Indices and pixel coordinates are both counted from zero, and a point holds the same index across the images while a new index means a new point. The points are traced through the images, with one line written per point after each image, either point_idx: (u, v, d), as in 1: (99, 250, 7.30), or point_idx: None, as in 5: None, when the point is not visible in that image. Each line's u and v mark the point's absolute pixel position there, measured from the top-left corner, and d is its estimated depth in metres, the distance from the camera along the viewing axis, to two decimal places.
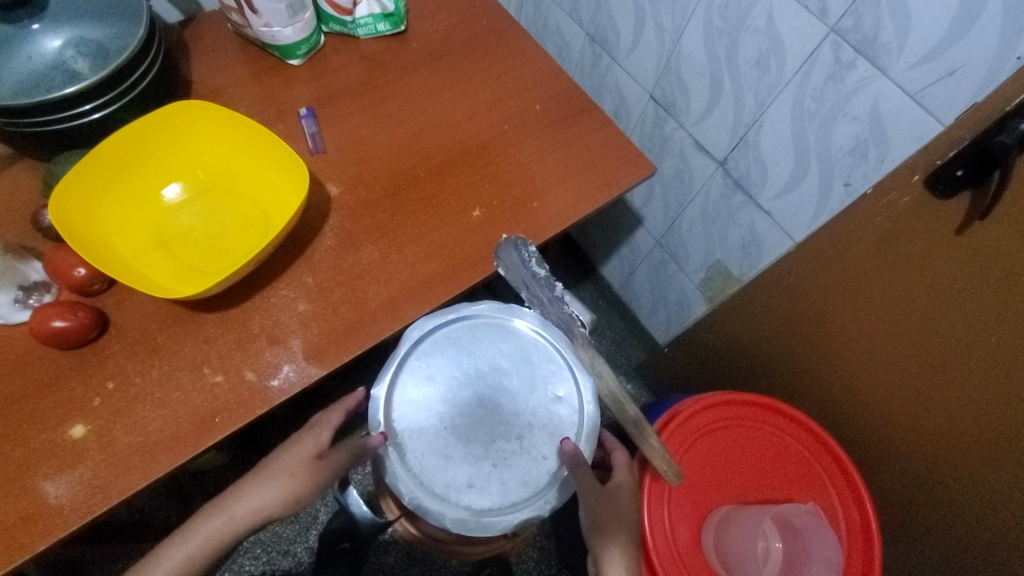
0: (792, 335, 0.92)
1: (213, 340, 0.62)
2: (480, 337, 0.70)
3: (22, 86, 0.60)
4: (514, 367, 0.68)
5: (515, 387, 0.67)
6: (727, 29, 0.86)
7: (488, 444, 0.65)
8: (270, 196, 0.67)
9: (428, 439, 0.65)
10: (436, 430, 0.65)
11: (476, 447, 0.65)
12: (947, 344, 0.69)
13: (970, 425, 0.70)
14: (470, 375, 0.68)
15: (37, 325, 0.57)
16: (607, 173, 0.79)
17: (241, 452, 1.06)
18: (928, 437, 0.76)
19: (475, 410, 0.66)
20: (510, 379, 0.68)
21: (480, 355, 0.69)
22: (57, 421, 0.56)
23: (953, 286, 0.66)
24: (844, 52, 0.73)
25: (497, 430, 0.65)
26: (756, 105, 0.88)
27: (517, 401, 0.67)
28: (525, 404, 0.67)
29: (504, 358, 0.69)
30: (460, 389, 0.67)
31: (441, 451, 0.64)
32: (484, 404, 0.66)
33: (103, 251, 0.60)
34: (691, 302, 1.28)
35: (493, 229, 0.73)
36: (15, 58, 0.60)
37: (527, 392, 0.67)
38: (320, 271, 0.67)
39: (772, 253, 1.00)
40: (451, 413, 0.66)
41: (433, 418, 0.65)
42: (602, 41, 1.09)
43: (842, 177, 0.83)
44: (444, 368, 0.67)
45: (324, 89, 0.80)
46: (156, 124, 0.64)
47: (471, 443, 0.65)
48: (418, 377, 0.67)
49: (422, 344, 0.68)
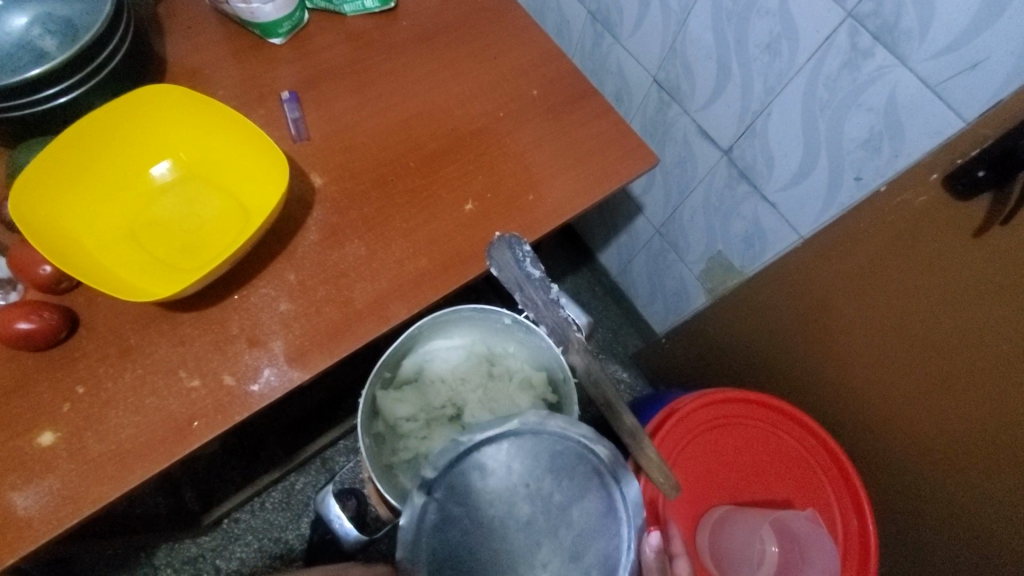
0: (795, 331, 0.89)
1: (190, 341, 0.59)
2: (581, 467, 0.48)
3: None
4: (588, 523, 0.47)
5: (568, 545, 0.46)
6: (737, 10, 0.80)
7: (497, 574, 0.45)
8: (248, 187, 0.63)
9: (454, 523, 0.46)
10: (470, 526, 0.46)
11: (488, 563, 0.46)
12: (960, 351, 0.66)
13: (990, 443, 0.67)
14: (548, 495, 0.47)
15: (1, 327, 0.54)
16: (605, 164, 0.75)
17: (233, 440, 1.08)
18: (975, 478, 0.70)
19: (521, 531, 0.46)
20: (575, 535, 0.47)
21: (568, 485, 0.47)
22: (24, 429, 0.53)
23: (963, 291, 0.63)
24: (862, 38, 0.69)
25: (518, 569, 0.45)
26: (765, 92, 0.84)
27: (560, 562, 0.46)
28: (565, 573, 0.46)
29: (589, 507, 0.47)
30: (527, 502, 0.46)
31: (450, 545, 0.46)
32: (533, 534, 0.46)
33: (69, 248, 0.57)
34: (690, 293, 1.25)
35: (485, 224, 0.69)
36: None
37: (575, 564, 0.46)
38: (302, 268, 0.64)
39: (776, 246, 0.97)
40: (497, 520, 0.46)
41: (480, 510, 0.46)
42: (605, 20, 1.04)
43: (852, 171, 0.79)
44: (534, 468, 0.47)
45: (308, 71, 0.75)
46: (126, 110, 0.60)
47: (484, 558, 0.46)
48: (502, 456, 0.47)
49: (528, 440, 0.48)
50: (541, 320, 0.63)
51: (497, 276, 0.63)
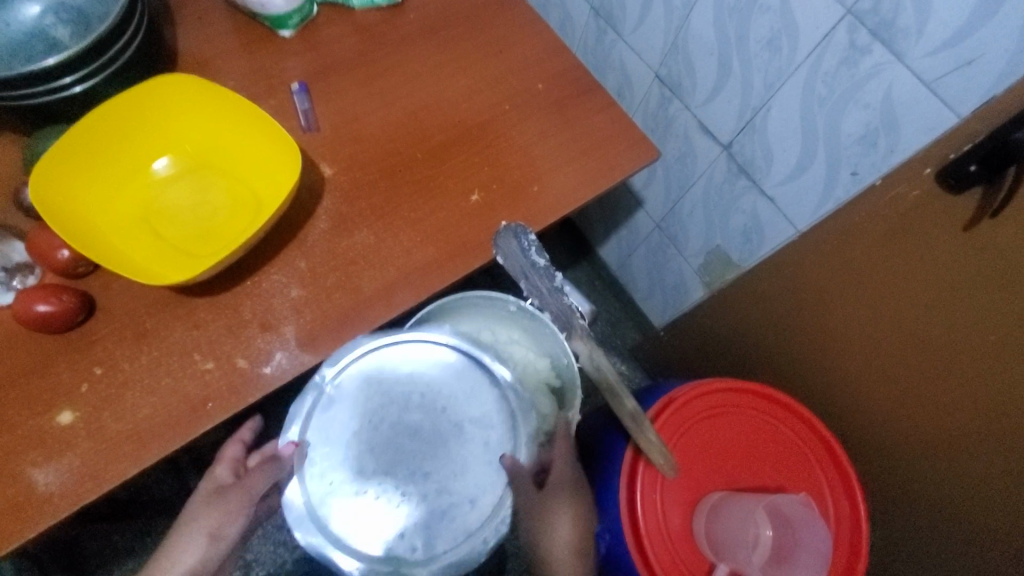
0: (790, 322, 0.91)
1: (204, 325, 0.60)
2: (475, 389, 0.59)
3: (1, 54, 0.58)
4: (471, 435, 0.57)
5: (453, 454, 0.56)
6: (738, 7, 0.82)
7: (388, 466, 0.55)
8: (261, 176, 0.65)
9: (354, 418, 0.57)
10: (365, 423, 0.56)
11: (383, 458, 0.55)
12: (947, 340, 0.69)
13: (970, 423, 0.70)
14: (435, 405, 0.58)
15: (20, 310, 0.55)
16: (608, 157, 0.77)
17: None
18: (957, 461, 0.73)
19: (411, 437, 0.56)
20: (459, 445, 0.56)
21: (461, 403, 0.58)
22: (43, 408, 0.55)
23: (954, 282, 0.65)
24: (861, 35, 0.70)
25: (398, 464, 0.55)
26: (765, 88, 0.85)
27: (440, 465, 0.55)
28: (442, 474, 0.55)
29: (475, 423, 0.57)
30: (413, 407, 0.57)
31: (347, 437, 0.56)
32: (417, 437, 0.56)
33: (86, 233, 0.58)
34: (689, 287, 1.27)
35: (490, 214, 0.71)
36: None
37: (453, 471, 0.55)
38: (313, 255, 0.65)
39: (774, 240, 0.99)
40: (388, 420, 0.57)
41: (367, 407, 0.57)
42: (607, 16, 1.05)
43: (849, 166, 0.81)
44: (433, 385, 0.58)
45: (317, 63, 0.76)
46: (140, 98, 0.61)
47: (375, 452, 0.55)
48: (410, 369, 0.59)
49: (427, 356, 0.60)
50: (546, 307, 0.65)
51: (502, 264, 0.65)
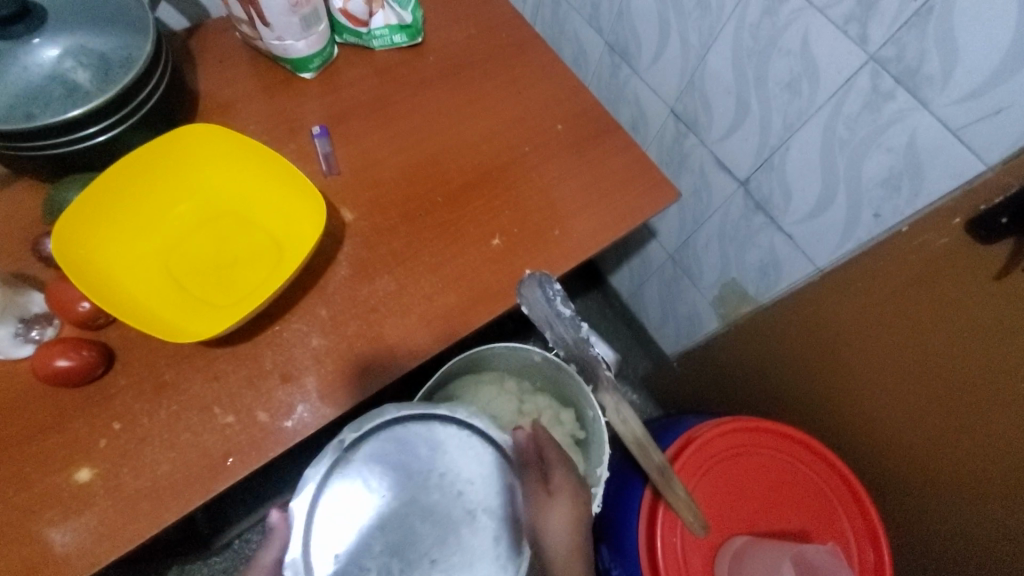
0: (811, 362, 0.90)
1: (224, 377, 0.59)
2: (494, 470, 0.55)
3: (17, 98, 0.57)
4: (485, 523, 0.53)
5: (463, 544, 0.52)
6: (757, 49, 0.82)
7: (393, 549, 0.51)
8: (284, 225, 0.64)
9: (363, 490, 0.53)
10: (376, 494, 0.53)
11: (390, 537, 0.52)
12: (977, 393, 0.67)
13: (996, 474, 0.68)
14: (452, 486, 0.54)
15: (39, 364, 0.54)
16: (628, 199, 0.77)
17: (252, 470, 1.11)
18: (987, 512, 0.71)
19: (422, 518, 0.52)
20: (471, 535, 0.52)
21: (478, 485, 0.54)
22: (60, 465, 0.54)
23: (984, 334, 0.64)
24: (884, 81, 0.70)
25: (405, 548, 0.51)
26: (784, 128, 0.85)
27: (449, 554, 0.51)
28: (451, 565, 0.51)
29: (490, 512, 0.53)
30: (430, 486, 0.54)
31: (355, 510, 0.52)
32: (430, 520, 0.52)
33: (107, 285, 0.57)
34: (702, 318, 1.26)
35: (512, 259, 0.70)
36: (12, 69, 0.57)
37: (462, 563, 0.51)
38: (334, 303, 0.64)
39: (792, 277, 0.98)
40: (400, 494, 0.53)
41: (383, 482, 0.54)
42: (622, 52, 1.05)
43: (871, 208, 0.80)
44: (450, 461, 0.55)
45: (337, 106, 0.77)
46: (166, 147, 0.61)
47: (384, 529, 0.52)
48: (427, 442, 0.56)
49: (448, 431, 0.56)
50: (572, 357, 0.64)
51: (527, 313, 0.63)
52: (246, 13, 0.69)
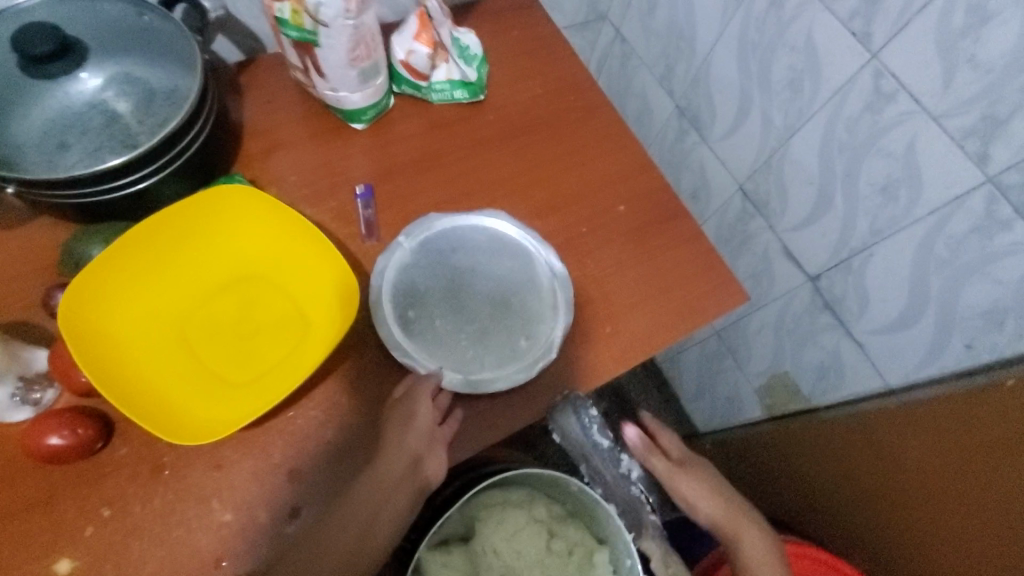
0: (880, 489, 0.80)
1: (228, 466, 0.54)
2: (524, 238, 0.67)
3: (55, 125, 0.56)
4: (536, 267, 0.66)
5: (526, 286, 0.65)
6: (851, 144, 0.74)
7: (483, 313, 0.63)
8: (311, 296, 0.59)
9: (434, 271, 0.64)
10: (446, 272, 0.65)
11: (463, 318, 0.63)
12: None
13: None
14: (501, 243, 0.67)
15: (31, 437, 0.50)
16: (690, 300, 0.69)
17: None
18: None
19: (490, 285, 0.65)
20: (528, 270, 0.66)
21: (516, 258, 0.66)
22: (40, 553, 0.49)
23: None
24: (1000, 208, 0.61)
25: (502, 311, 0.64)
26: (870, 233, 0.76)
27: (522, 306, 0.64)
28: (522, 310, 0.64)
29: (534, 273, 0.66)
30: (487, 251, 0.66)
31: (437, 295, 0.63)
32: (491, 279, 0.65)
33: (116, 358, 0.52)
34: (743, 403, 1.17)
35: (555, 358, 0.64)
36: (53, 96, 0.56)
37: (531, 290, 0.65)
38: (357, 390, 0.59)
39: (855, 387, 0.89)
40: (466, 270, 0.65)
41: (450, 249, 0.66)
42: (693, 118, 0.98)
43: (963, 338, 0.71)
44: (480, 237, 0.66)
45: (386, 162, 0.71)
46: (196, 207, 0.57)
47: (461, 305, 0.63)
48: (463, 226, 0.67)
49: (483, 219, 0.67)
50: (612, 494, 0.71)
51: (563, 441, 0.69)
52: (302, 60, 0.64)
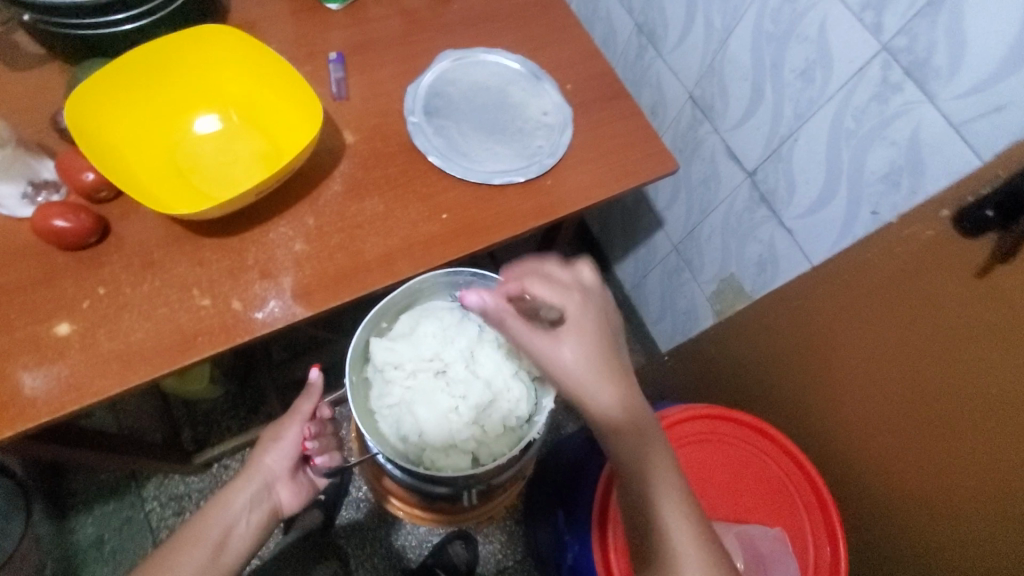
0: (788, 353, 0.89)
1: (207, 264, 0.62)
2: (489, 66, 0.81)
3: None
4: (516, 81, 0.81)
5: (516, 97, 0.80)
6: (777, 35, 0.82)
7: (501, 127, 0.78)
8: (282, 130, 0.67)
9: (451, 117, 0.77)
10: (458, 115, 0.77)
11: (489, 134, 0.77)
12: (940, 391, 0.66)
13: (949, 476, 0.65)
14: (480, 79, 0.80)
15: (39, 221, 0.58)
16: (626, 164, 0.78)
17: (231, 387, 1.24)
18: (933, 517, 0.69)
19: (494, 109, 0.79)
20: (513, 87, 0.80)
21: (496, 82, 0.80)
22: (43, 317, 0.57)
23: (957, 335, 0.63)
24: (893, 72, 0.70)
25: (518, 119, 0.78)
26: (794, 118, 0.85)
27: (523, 108, 0.79)
28: (525, 111, 0.79)
29: (515, 85, 0.80)
30: (478, 87, 0.79)
31: (462, 132, 0.76)
32: (492, 106, 0.79)
33: (113, 161, 0.61)
34: (699, 314, 1.26)
35: (501, 201, 0.72)
36: None
37: (521, 97, 0.80)
38: (322, 215, 0.67)
39: (788, 274, 0.97)
40: (470, 105, 0.78)
41: (455, 98, 0.78)
42: (649, 33, 1.07)
43: (870, 206, 0.79)
44: (466, 81, 0.79)
45: (359, 38, 0.80)
46: (181, 44, 0.64)
47: (483, 130, 0.77)
48: (442, 75, 0.79)
49: (453, 65, 0.80)
50: None
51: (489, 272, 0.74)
52: None
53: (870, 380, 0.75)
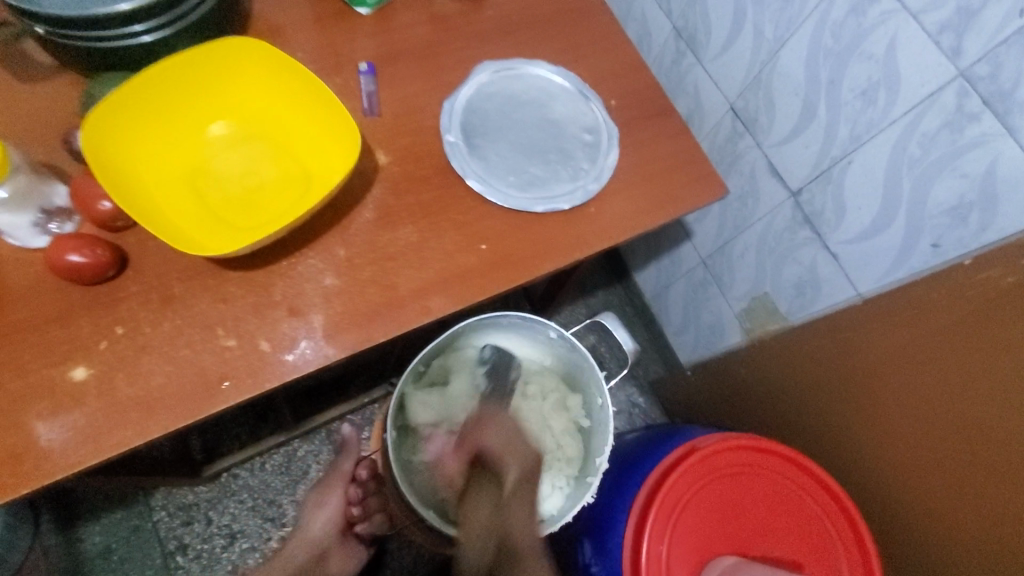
0: (832, 385, 0.85)
1: (231, 300, 0.58)
2: (529, 80, 0.76)
3: None
4: (558, 97, 0.75)
5: (557, 114, 0.74)
6: (837, 50, 0.77)
7: (542, 148, 0.72)
8: (313, 152, 0.63)
9: (489, 136, 0.72)
10: (496, 133, 0.72)
11: (529, 156, 0.72)
12: (1007, 443, 0.61)
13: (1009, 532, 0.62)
14: (519, 94, 0.75)
15: (53, 256, 0.53)
16: (673, 189, 0.72)
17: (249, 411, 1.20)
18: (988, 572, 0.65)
19: (534, 127, 0.73)
20: (554, 103, 0.75)
21: (536, 98, 0.75)
22: (59, 360, 0.53)
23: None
24: (971, 101, 0.65)
25: (559, 138, 0.73)
26: (850, 139, 0.80)
27: (565, 127, 0.74)
28: (567, 130, 0.74)
29: (557, 101, 0.75)
30: (517, 103, 0.74)
31: (501, 152, 0.71)
32: (532, 123, 0.74)
33: (134, 188, 0.57)
34: (725, 330, 1.21)
35: (542, 230, 0.67)
36: None
37: (563, 114, 0.74)
38: (353, 245, 0.62)
39: (830, 299, 0.93)
40: (508, 123, 0.73)
41: (493, 114, 0.73)
42: (689, 38, 1.01)
43: (930, 237, 0.75)
44: (505, 96, 0.74)
45: (388, 46, 0.74)
46: (204, 59, 0.59)
47: (522, 150, 0.72)
48: (479, 89, 0.74)
49: (491, 77, 0.75)
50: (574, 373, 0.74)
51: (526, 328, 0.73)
52: None
53: (925, 423, 0.71)
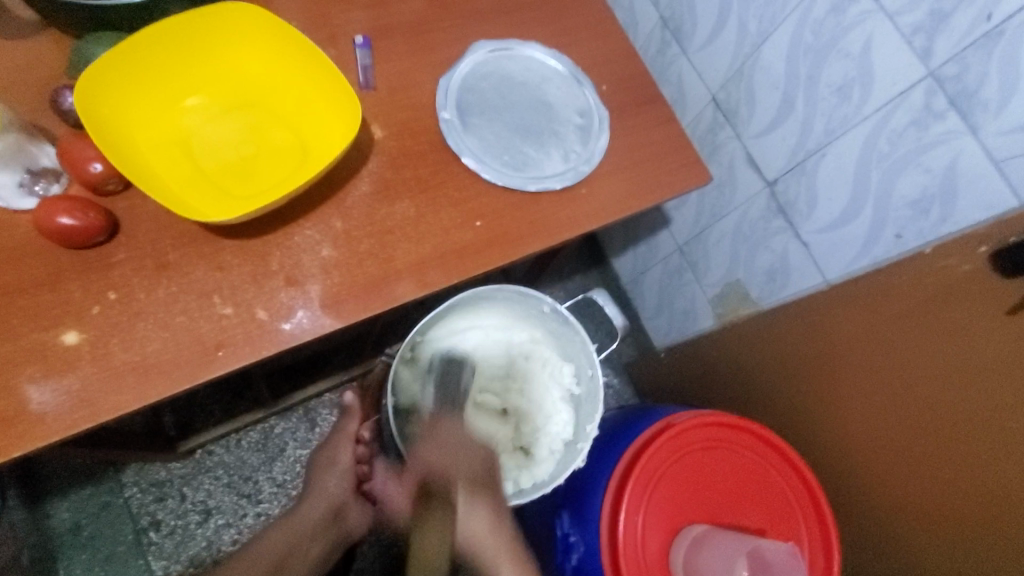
0: (798, 365, 0.91)
1: (228, 268, 0.58)
2: (523, 62, 0.77)
3: None
4: (551, 80, 0.77)
5: (550, 96, 0.76)
6: (816, 46, 0.80)
7: (535, 129, 0.74)
8: (311, 125, 0.63)
9: (484, 116, 0.73)
10: (490, 113, 0.73)
11: (522, 136, 0.73)
12: (952, 418, 0.67)
13: (954, 499, 0.68)
14: (514, 75, 0.76)
15: (42, 218, 0.52)
16: (660, 174, 0.75)
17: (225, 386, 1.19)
18: (933, 536, 0.72)
19: (527, 109, 0.75)
20: (547, 85, 0.76)
21: (530, 80, 0.76)
22: (49, 324, 0.53)
23: (971, 368, 0.64)
24: (937, 100, 0.69)
25: (552, 121, 0.75)
26: (825, 133, 0.84)
27: (558, 110, 0.75)
28: (561, 113, 0.75)
29: (551, 84, 0.76)
30: (511, 84, 0.75)
31: (495, 132, 0.72)
32: (525, 104, 0.75)
33: (127, 151, 0.56)
34: (698, 315, 1.26)
35: (535, 210, 0.69)
36: None
37: (556, 97, 0.76)
38: (351, 217, 0.63)
39: (799, 286, 0.98)
40: (502, 103, 0.74)
41: (488, 94, 0.74)
42: (675, 28, 1.03)
43: (894, 228, 0.79)
44: (499, 77, 0.75)
45: (383, 19, 0.74)
46: (200, 23, 0.59)
47: (516, 131, 0.73)
48: (474, 68, 0.74)
49: (486, 57, 0.75)
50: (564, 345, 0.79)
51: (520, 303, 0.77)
52: None
53: (880, 400, 0.77)
